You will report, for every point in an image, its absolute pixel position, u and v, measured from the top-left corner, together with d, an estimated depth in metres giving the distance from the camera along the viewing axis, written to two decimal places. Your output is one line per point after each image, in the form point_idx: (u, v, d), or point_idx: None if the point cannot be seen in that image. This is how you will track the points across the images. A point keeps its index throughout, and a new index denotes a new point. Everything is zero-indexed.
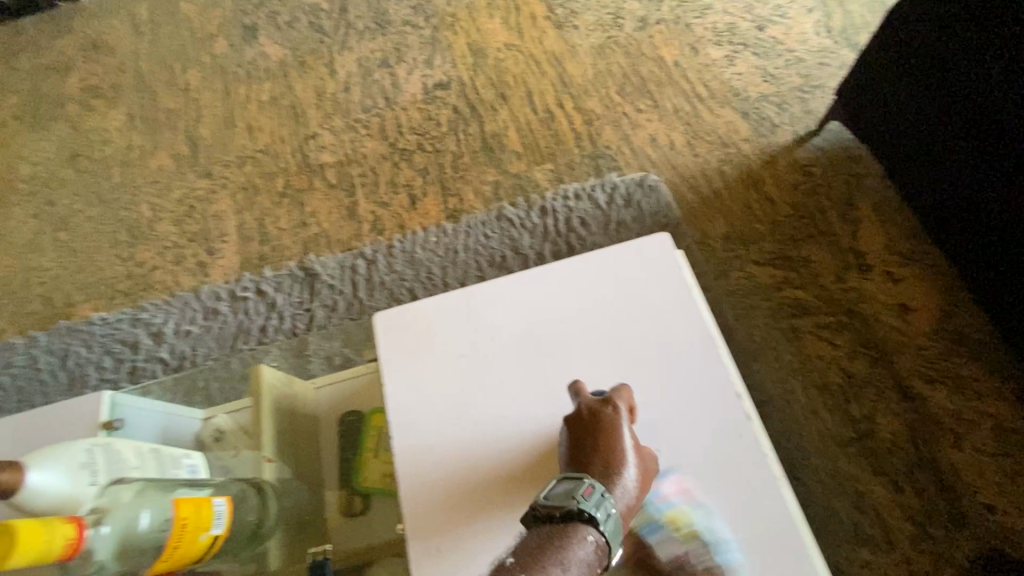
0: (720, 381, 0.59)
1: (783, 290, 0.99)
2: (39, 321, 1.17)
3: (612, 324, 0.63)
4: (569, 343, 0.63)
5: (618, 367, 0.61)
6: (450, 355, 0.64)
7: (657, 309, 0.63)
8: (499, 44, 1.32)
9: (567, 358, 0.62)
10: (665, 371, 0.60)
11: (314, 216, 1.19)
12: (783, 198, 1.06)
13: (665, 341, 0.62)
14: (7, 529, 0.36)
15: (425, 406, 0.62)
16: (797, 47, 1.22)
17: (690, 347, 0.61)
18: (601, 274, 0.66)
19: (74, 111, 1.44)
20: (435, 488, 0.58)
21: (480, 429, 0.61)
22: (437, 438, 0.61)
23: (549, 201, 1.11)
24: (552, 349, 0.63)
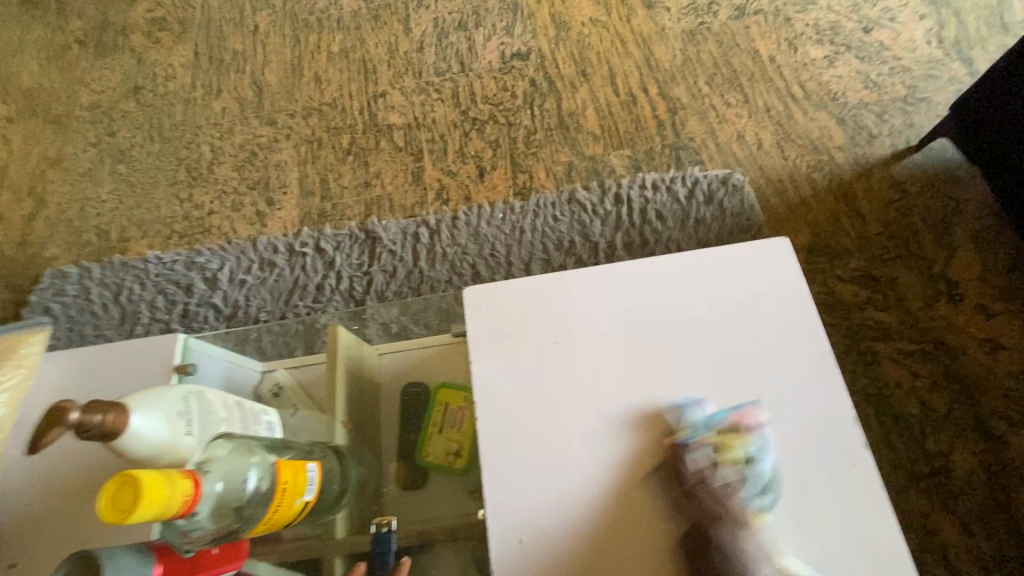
0: (835, 405, 0.55)
1: (866, 310, 0.94)
2: (94, 252, 1.16)
3: (722, 330, 0.59)
4: (674, 343, 0.58)
5: (727, 377, 0.57)
6: (543, 342, 0.60)
7: (771, 319, 0.59)
8: (584, 19, 1.26)
9: (671, 359, 0.58)
10: (777, 386, 0.56)
11: (378, 176, 1.15)
12: (874, 215, 1.01)
13: (778, 355, 0.57)
14: (133, 482, 0.35)
15: (514, 392, 0.59)
16: (904, 56, 1.15)
17: (806, 364, 0.56)
18: (712, 274, 0.61)
19: (140, 42, 1.41)
20: (522, 479, 0.55)
21: (572, 424, 0.56)
22: (524, 427, 0.57)
23: (625, 188, 1.06)
24: (654, 347, 0.58)
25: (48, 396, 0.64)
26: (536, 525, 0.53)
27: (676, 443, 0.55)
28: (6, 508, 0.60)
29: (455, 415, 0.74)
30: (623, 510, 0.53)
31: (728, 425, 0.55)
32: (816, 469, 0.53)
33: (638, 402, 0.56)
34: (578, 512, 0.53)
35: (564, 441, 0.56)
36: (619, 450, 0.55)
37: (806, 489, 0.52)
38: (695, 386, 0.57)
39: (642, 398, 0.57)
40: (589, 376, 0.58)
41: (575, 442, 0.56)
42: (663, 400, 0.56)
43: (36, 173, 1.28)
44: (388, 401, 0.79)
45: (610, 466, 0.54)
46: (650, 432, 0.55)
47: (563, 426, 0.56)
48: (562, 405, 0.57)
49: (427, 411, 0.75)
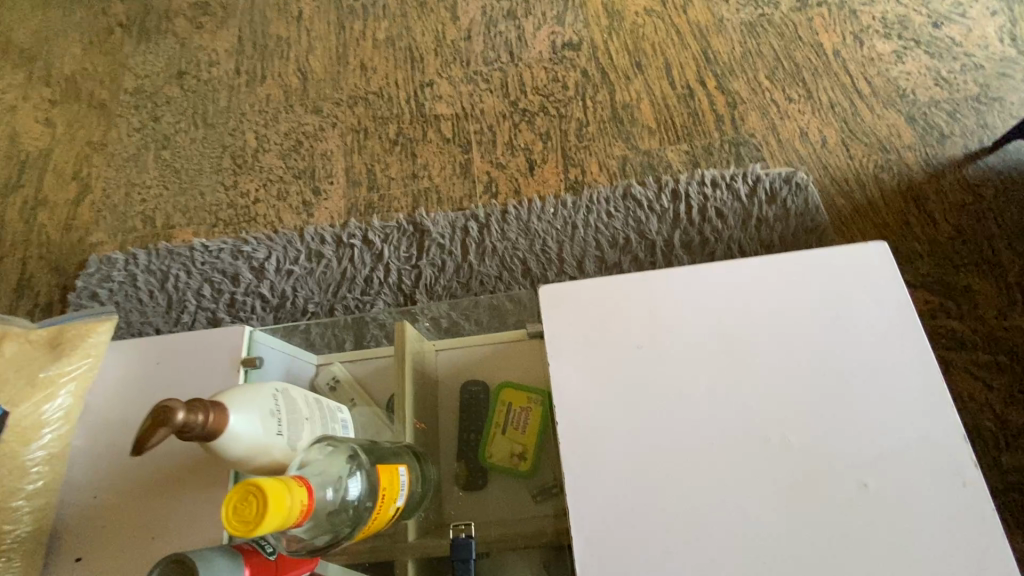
0: (943, 421, 0.52)
1: (937, 318, 0.90)
2: (140, 239, 1.16)
3: (817, 339, 0.56)
4: (765, 350, 0.56)
5: (824, 388, 0.54)
6: (625, 345, 0.58)
7: (870, 328, 0.56)
8: (638, 9, 1.22)
9: (762, 367, 0.55)
10: (878, 400, 0.53)
11: (425, 168, 1.13)
12: (946, 218, 0.96)
13: (878, 367, 0.54)
14: (259, 491, 0.34)
15: (595, 397, 0.56)
16: (976, 52, 1.10)
17: (909, 377, 0.53)
18: (806, 278, 0.58)
19: (183, 27, 1.39)
20: (606, 488, 0.53)
21: (658, 432, 0.54)
22: (607, 433, 0.55)
23: (683, 184, 1.03)
24: (744, 354, 0.56)
25: (112, 386, 0.63)
26: (621, 536, 0.51)
27: (771, 456, 0.52)
28: (73, 500, 0.59)
29: (518, 417, 0.71)
30: (714, 524, 0.50)
31: (826, 439, 0.52)
32: (924, 489, 0.50)
33: (728, 412, 0.54)
34: (667, 525, 0.51)
35: (650, 450, 0.54)
36: (711, 462, 0.52)
37: (913, 510, 0.49)
38: (788, 397, 0.54)
39: (733, 408, 0.54)
40: (675, 383, 0.56)
41: (662, 451, 0.53)
42: (756, 410, 0.54)
43: (80, 157, 1.27)
44: (446, 399, 0.77)
45: (700, 478, 0.52)
46: (743, 445, 0.53)
47: (649, 435, 0.54)
48: (647, 412, 0.55)
49: (489, 411, 0.73)
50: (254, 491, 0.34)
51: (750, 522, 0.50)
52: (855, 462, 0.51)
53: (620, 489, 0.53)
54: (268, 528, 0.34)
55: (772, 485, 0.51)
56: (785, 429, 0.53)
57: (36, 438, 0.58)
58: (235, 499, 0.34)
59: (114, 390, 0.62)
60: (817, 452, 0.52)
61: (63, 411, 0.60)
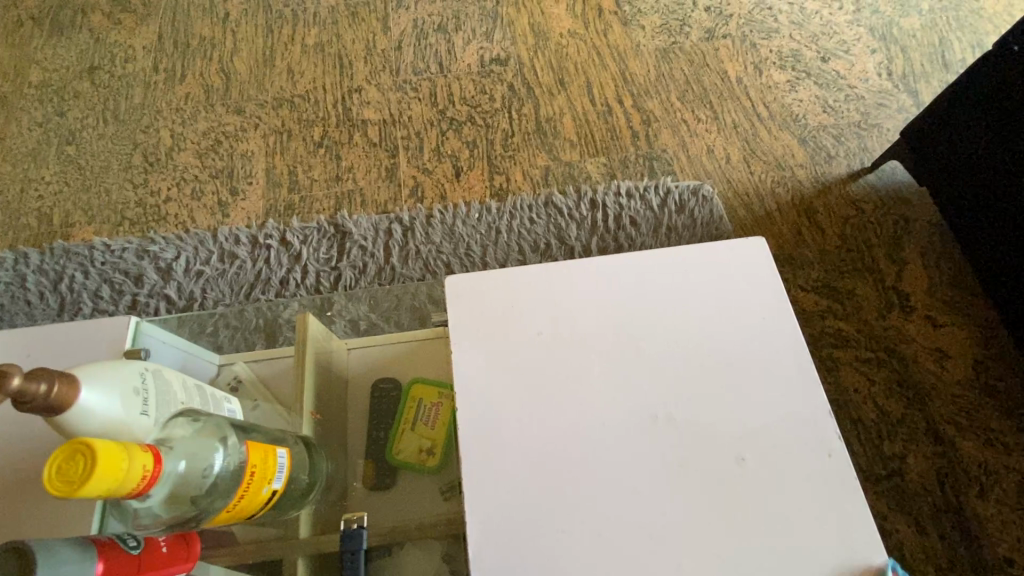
0: (812, 397, 0.56)
1: (826, 319, 0.98)
2: (32, 237, 1.07)
3: (703, 324, 0.59)
4: (656, 335, 0.59)
5: (709, 369, 0.57)
6: (526, 332, 0.59)
7: (749, 314, 0.60)
8: (563, 31, 1.29)
9: (653, 351, 0.58)
10: (755, 379, 0.57)
11: (350, 171, 1.12)
12: (833, 229, 1.06)
13: (758, 349, 0.58)
14: (88, 453, 0.34)
15: (495, 382, 0.57)
16: (858, 84, 1.23)
17: (782, 357, 0.58)
18: (693, 270, 0.62)
19: (97, 21, 1.33)
20: (503, 470, 0.53)
21: (555, 415, 0.55)
22: (506, 416, 0.56)
23: (600, 193, 1.07)
24: (636, 340, 0.59)
25: None
26: (516, 519, 0.52)
27: (659, 435, 0.54)
28: None
29: (428, 411, 0.71)
30: (603, 502, 0.52)
31: (709, 417, 0.55)
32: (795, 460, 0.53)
33: (620, 394, 0.56)
34: (561, 503, 0.52)
35: (547, 432, 0.55)
36: (603, 441, 0.54)
37: (785, 480, 0.53)
38: (676, 378, 0.57)
39: (625, 390, 0.56)
40: (572, 367, 0.57)
41: (557, 433, 0.55)
42: (646, 390, 0.56)
43: None
44: (355, 398, 0.75)
45: (593, 458, 0.53)
46: (634, 424, 0.55)
47: (546, 419, 0.55)
48: (543, 397, 0.56)
49: (398, 409, 0.72)
50: (82, 451, 0.35)
51: (639, 498, 0.52)
52: (735, 438, 0.54)
53: (516, 471, 0.53)
54: (92, 489, 0.35)
55: (659, 461, 0.53)
56: (672, 409, 0.55)
57: None
58: (62, 458, 0.35)
59: None
60: (700, 430, 0.54)
61: None
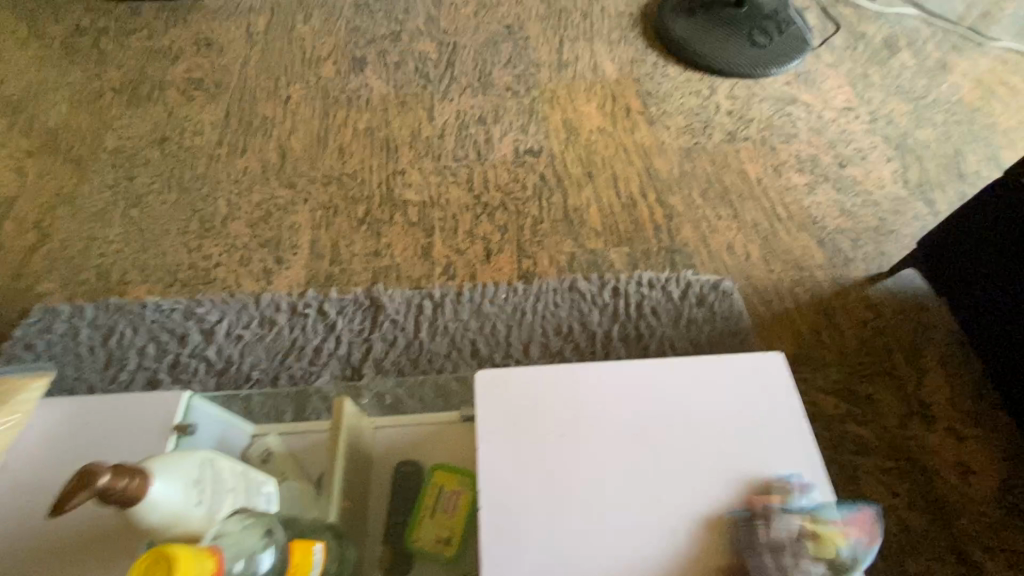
0: None
1: (846, 424, 0.99)
2: (90, 292, 1.15)
3: (721, 435, 0.62)
4: (675, 443, 0.61)
5: (726, 482, 0.59)
6: (550, 431, 0.62)
7: (767, 429, 0.62)
8: (593, 127, 1.39)
9: (672, 460, 0.60)
10: (772, 496, 0.58)
11: (388, 247, 1.20)
12: (852, 331, 1.08)
13: (775, 465, 0.60)
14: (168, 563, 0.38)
15: (518, 480, 0.59)
16: (874, 191, 1.29)
17: (798, 475, 0.59)
18: (711, 381, 0.65)
19: (173, 98, 1.48)
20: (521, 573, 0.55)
21: (575, 520, 0.57)
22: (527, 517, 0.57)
23: (623, 282, 1.12)
24: (657, 449, 0.61)
25: (37, 444, 0.62)
26: None
27: (676, 548, 0.55)
28: None
29: (449, 499, 0.71)
30: None
31: (726, 534, 0.56)
32: None
33: (638, 502, 0.58)
34: None
35: (566, 536, 0.56)
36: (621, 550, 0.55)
37: None
38: (694, 490, 0.58)
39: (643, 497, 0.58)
40: (593, 470, 0.60)
41: (576, 539, 0.56)
42: (664, 500, 0.58)
43: (45, 207, 1.29)
44: (379, 479, 0.78)
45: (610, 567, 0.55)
46: (651, 533, 0.56)
47: (564, 523, 0.57)
48: (564, 500, 0.58)
49: (420, 494, 0.73)
50: (164, 559, 0.39)
51: None
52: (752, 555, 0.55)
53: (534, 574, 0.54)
54: None
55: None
56: (689, 522, 0.57)
57: None
58: (144, 563, 0.39)
59: (38, 449, 0.61)
60: (717, 545, 0.56)
61: None
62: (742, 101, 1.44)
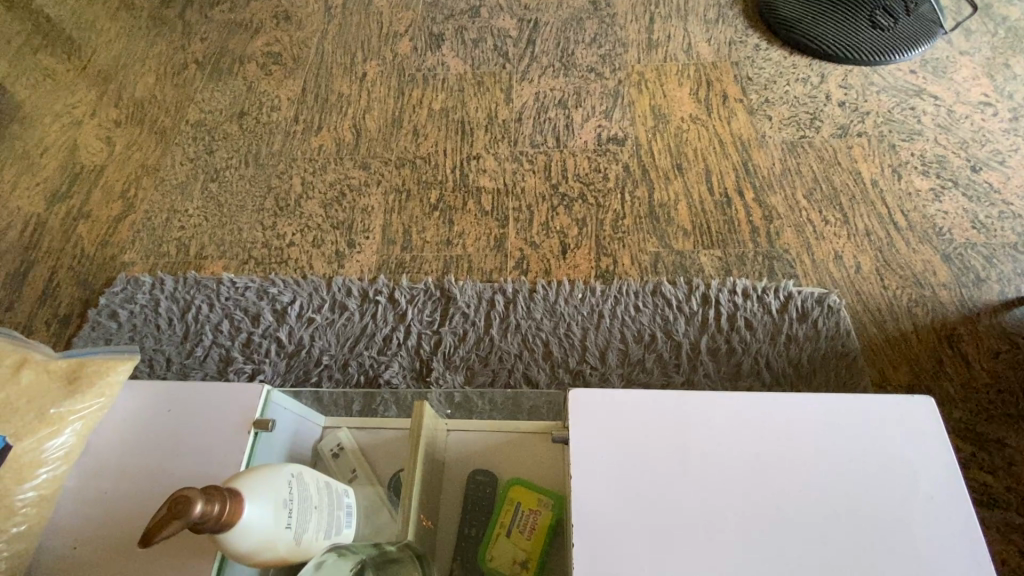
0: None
1: (969, 469, 0.87)
2: (170, 265, 1.17)
3: (851, 480, 0.54)
4: (797, 480, 0.54)
5: (856, 527, 0.52)
6: (651, 451, 0.56)
7: (910, 476, 0.55)
8: (684, 115, 1.28)
9: (794, 493, 0.54)
10: (911, 544, 0.52)
11: (460, 236, 1.15)
12: (980, 363, 0.95)
13: (916, 512, 0.53)
14: None
15: (614, 496, 0.54)
16: (1014, 200, 1.12)
17: (943, 528, 0.52)
18: (856, 430, 0.57)
19: (253, 72, 1.48)
20: (613, 566, 0.51)
21: (676, 534, 0.52)
22: (621, 526, 0.53)
23: (713, 289, 1.02)
24: (777, 484, 0.54)
25: (117, 430, 0.61)
26: None
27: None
28: (51, 546, 0.56)
29: (526, 520, 0.67)
30: None
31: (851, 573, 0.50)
32: None
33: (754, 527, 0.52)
34: None
35: (662, 542, 0.52)
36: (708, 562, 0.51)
37: None
38: (821, 528, 0.52)
39: (749, 529, 0.52)
40: (702, 496, 0.54)
41: (675, 554, 0.51)
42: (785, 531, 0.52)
43: (130, 177, 1.32)
44: (450, 485, 0.73)
45: (690, 546, 0.52)
46: (758, 559, 0.51)
47: (664, 538, 0.52)
48: (668, 517, 0.53)
49: (495, 508, 0.69)
50: None
51: None
52: None
53: None
54: None
55: None
56: (812, 555, 0.51)
57: (32, 476, 0.56)
58: None
59: (117, 434, 0.61)
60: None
61: (64, 450, 0.58)
62: (858, 90, 1.28)
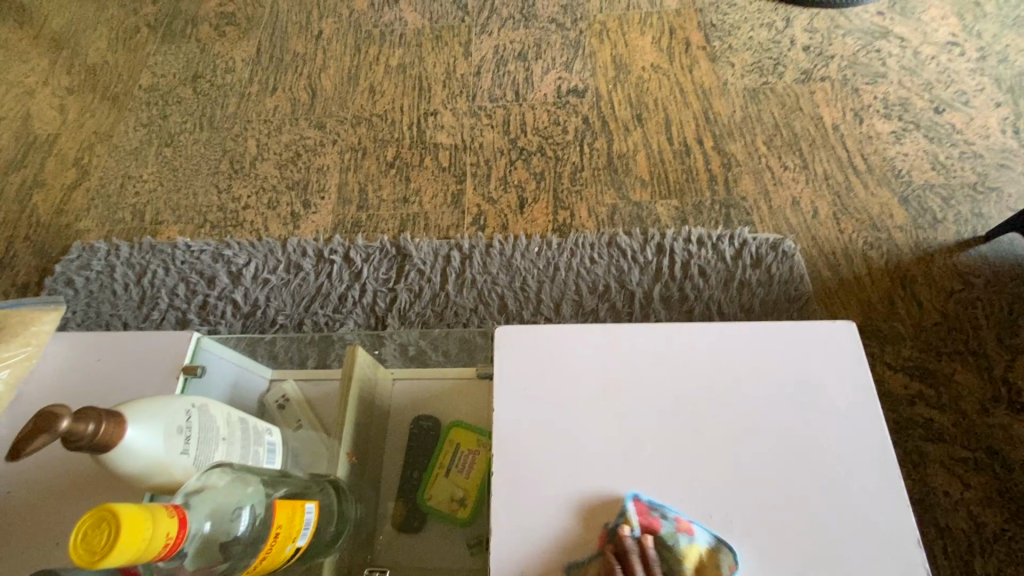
0: (883, 487, 0.52)
1: (916, 405, 0.89)
2: (126, 231, 1.16)
3: (767, 403, 0.55)
4: (714, 404, 0.55)
5: (770, 447, 0.53)
6: (572, 382, 0.57)
7: (827, 397, 0.55)
8: (646, 64, 1.25)
9: (710, 416, 0.54)
10: (823, 460, 0.53)
11: (417, 193, 1.14)
12: (932, 303, 0.95)
13: (830, 430, 0.54)
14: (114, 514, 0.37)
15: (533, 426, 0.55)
16: (975, 141, 1.10)
17: (855, 444, 0.53)
18: (776, 356, 0.57)
19: (206, 33, 1.43)
20: (531, 490, 0.52)
21: (593, 459, 0.53)
22: (540, 453, 0.54)
23: (669, 239, 1.02)
24: (695, 409, 0.55)
25: (47, 378, 0.61)
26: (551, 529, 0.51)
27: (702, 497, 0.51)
28: None
29: (464, 459, 0.69)
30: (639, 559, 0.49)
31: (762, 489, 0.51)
32: (852, 546, 0.49)
33: (669, 450, 0.53)
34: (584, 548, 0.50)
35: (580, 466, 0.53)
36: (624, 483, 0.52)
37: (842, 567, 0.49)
38: (735, 449, 0.53)
39: (666, 450, 0.53)
40: (620, 423, 0.54)
41: (592, 477, 0.52)
42: (700, 453, 0.53)
43: (84, 145, 1.29)
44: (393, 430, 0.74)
45: (607, 469, 0.52)
46: (672, 479, 0.52)
47: (581, 463, 0.53)
48: (586, 444, 0.54)
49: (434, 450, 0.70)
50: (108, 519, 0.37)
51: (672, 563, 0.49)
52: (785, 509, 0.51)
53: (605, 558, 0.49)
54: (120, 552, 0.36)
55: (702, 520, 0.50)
56: (725, 474, 0.52)
57: None
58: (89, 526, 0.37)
59: (47, 383, 0.61)
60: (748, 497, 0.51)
61: None
62: (823, 34, 1.25)
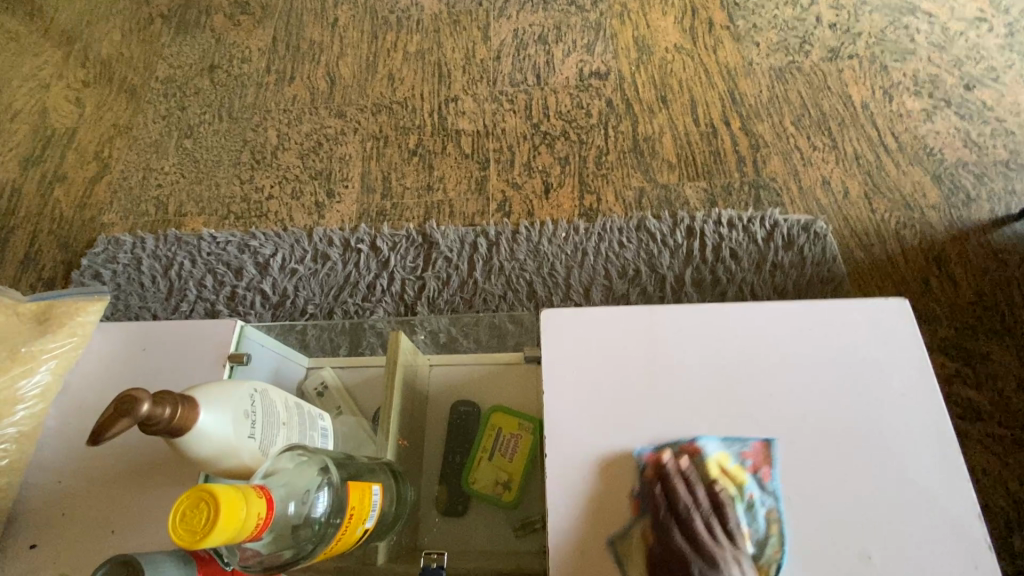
0: (942, 465, 0.51)
1: (953, 385, 0.88)
2: (151, 223, 1.16)
3: (822, 382, 0.54)
4: (768, 384, 0.54)
5: (827, 425, 0.53)
6: (622, 362, 0.56)
7: (882, 375, 0.55)
8: (669, 45, 1.23)
9: (765, 396, 0.54)
10: (881, 438, 0.52)
11: (441, 181, 1.13)
12: (968, 282, 0.94)
13: (886, 408, 0.53)
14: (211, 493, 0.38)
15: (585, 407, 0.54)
16: (1008, 117, 1.08)
17: (913, 423, 0.53)
18: (829, 335, 0.56)
19: (221, 23, 1.42)
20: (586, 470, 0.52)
21: (648, 439, 0.53)
22: (593, 434, 0.53)
23: (698, 222, 1.01)
24: (748, 389, 0.54)
25: (92, 369, 0.61)
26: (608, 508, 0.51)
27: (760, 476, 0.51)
28: (35, 481, 0.57)
29: (508, 442, 0.69)
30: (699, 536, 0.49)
31: (822, 468, 0.51)
32: (913, 525, 0.49)
33: (725, 431, 0.53)
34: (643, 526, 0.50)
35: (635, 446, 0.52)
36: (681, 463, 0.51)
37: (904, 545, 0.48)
38: (792, 428, 0.52)
39: (721, 429, 0.53)
40: (673, 403, 0.54)
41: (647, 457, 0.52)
42: (756, 433, 0.52)
43: (103, 138, 1.29)
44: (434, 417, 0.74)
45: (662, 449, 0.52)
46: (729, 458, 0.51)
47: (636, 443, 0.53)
48: (640, 424, 0.53)
49: (478, 435, 0.70)
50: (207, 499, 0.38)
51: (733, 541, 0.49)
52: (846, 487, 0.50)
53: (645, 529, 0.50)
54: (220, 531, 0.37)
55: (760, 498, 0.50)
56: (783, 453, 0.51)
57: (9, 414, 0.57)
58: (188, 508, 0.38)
59: (93, 373, 0.61)
60: (808, 476, 0.50)
61: (41, 389, 0.59)
62: (850, 11, 1.23)
